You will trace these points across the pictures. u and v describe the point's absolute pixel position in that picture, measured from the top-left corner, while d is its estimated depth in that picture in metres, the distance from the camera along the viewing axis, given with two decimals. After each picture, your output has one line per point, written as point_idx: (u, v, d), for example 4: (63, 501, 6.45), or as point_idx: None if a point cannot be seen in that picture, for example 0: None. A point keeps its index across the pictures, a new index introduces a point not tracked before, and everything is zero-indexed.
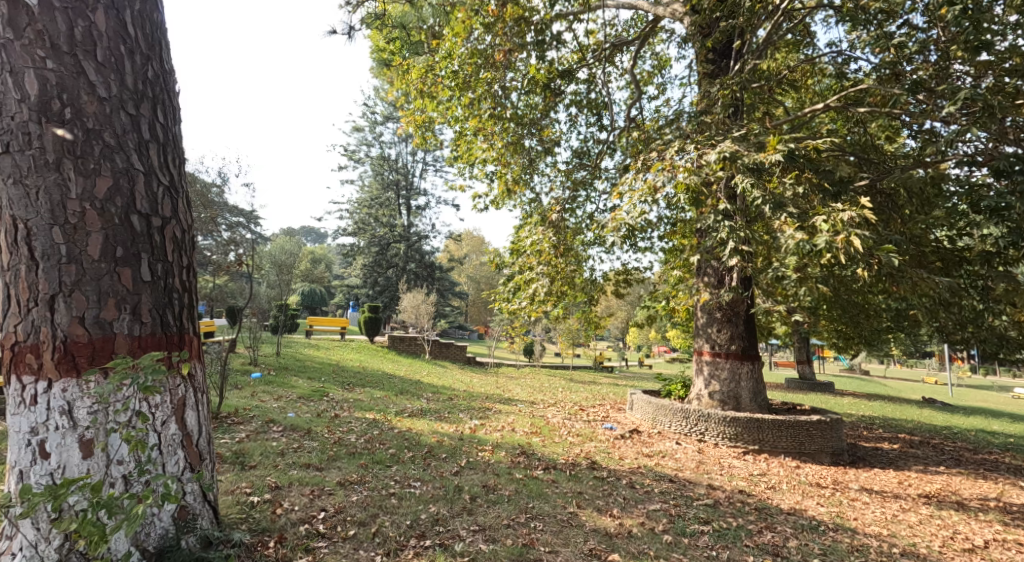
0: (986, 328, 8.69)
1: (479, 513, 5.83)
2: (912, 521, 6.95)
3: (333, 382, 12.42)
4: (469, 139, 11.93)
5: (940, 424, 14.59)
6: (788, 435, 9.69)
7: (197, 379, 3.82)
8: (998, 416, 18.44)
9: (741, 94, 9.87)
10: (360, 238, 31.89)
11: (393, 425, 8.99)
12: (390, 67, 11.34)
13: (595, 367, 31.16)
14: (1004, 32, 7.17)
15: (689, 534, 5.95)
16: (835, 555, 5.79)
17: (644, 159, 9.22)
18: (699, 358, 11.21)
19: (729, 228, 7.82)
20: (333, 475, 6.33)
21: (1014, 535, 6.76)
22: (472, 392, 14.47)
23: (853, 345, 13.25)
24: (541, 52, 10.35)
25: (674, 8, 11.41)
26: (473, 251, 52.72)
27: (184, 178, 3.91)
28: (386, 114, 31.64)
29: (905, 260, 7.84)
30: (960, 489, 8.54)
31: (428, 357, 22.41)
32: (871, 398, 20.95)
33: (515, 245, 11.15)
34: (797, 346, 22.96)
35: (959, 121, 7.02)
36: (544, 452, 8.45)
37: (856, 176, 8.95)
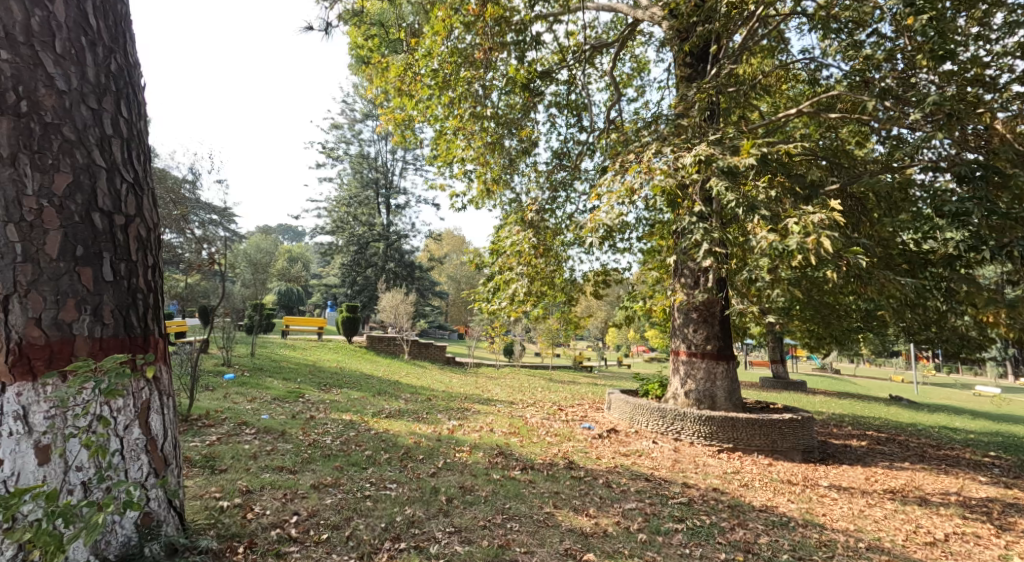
0: (949, 329, 8.95)
1: (456, 515, 5.84)
2: (878, 517, 7.13)
3: (309, 383, 12.29)
4: (449, 138, 11.89)
5: (906, 421, 14.99)
6: (760, 433, 9.87)
7: (162, 381, 3.76)
8: (959, 412, 19.10)
9: (717, 98, 10.02)
10: (338, 237, 31.48)
11: (370, 427, 8.95)
12: (369, 65, 11.23)
13: (574, 367, 31.29)
14: (966, 43, 7.42)
15: (664, 532, 6.02)
16: (804, 551, 5.91)
17: (622, 160, 9.32)
18: (675, 358, 11.35)
19: (704, 229, 7.93)
20: (306, 478, 6.26)
21: (973, 528, 6.97)
22: (451, 393, 14.43)
23: (825, 343, 13.54)
24: (522, 52, 10.37)
25: (652, 12, 11.56)
26: (453, 251, 52.90)
27: (148, 175, 3.85)
28: (366, 112, 31.38)
29: (873, 261, 8.02)
30: (924, 484, 8.77)
31: (406, 358, 22.33)
32: (842, 396, 21.41)
33: (495, 245, 11.13)
34: (771, 346, 23.35)
35: (925, 128, 7.22)
36: (521, 452, 8.48)
37: (826, 180, 9.16)
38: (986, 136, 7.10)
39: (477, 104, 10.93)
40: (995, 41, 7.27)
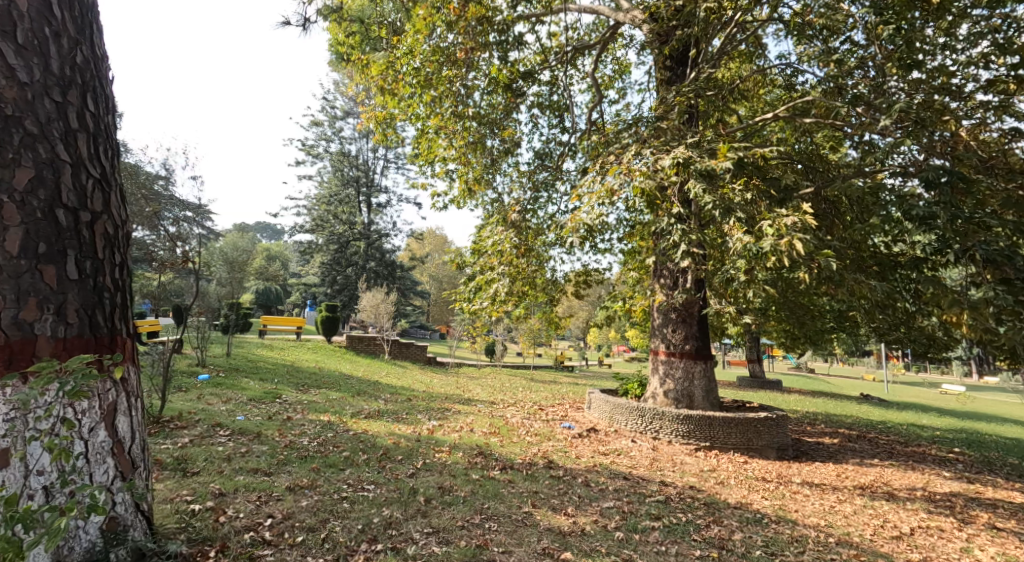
0: (917, 329, 9.20)
1: (434, 515, 5.82)
2: (848, 512, 7.28)
3: (286, 383, 12.14)
4: (431, 137, 11.83)
5: (877, 419, 15.34)
6: (737, 431, 10.01)
7: (130, 382, 3.69)
8: (927, 410, 19.60)
9: (696, 101, 10.14)
10: (318, 235, 31.09)
11: (348, 427, 8.88)
12: (350, 62, 11.09)
13: (554, 367, 31.36)
14: (934, 52, 7.60)
15: (641, 530, 6.08)
16: (776, 546, 6.01)
17: (603, 162, 9.39)
18: (654, 358, 11.46)
19: (682, 231, 8.03)
20: (282, 480, 6.19)
21: (937, 522, 7.15)
22: (431, 393, 14.39)
23: (800, 343, 13.78)
24: (504, 52, 10.37)
25: (633, 15, 11.64)
26: (435, 251, 52.84)
27: (115, 171, 3.77)
28: (347, 109, 31.06)
29: (844, 263, 8.19)
30: (892, 480, 8.98)
31: (387, 357, 22.19)
32: (817, 395, 21.80)
33: (476, 245, 11.12)
34: (748, 345, 23.69)
35: (894, 134, 7.39)
36: (501, 452, 8.47)
37: (801, 183, 9.32)
38: (952, 143, 7.28)
39: (459, 104, 10.90)
40: (961, 51, 7.45)
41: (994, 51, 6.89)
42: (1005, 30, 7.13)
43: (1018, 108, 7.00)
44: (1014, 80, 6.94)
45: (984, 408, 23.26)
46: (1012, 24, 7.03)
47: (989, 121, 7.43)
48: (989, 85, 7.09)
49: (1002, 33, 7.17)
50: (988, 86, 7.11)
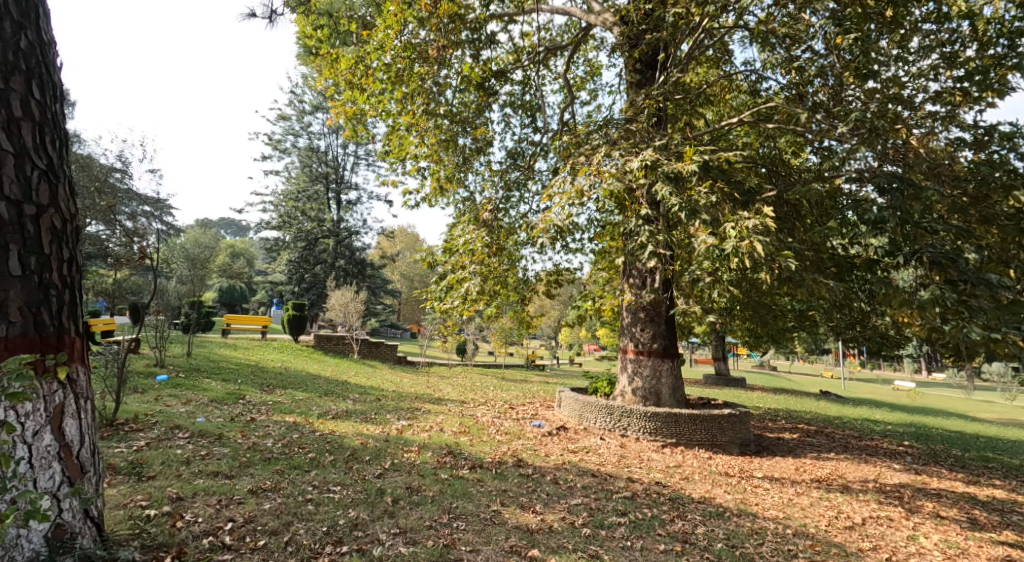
0: (870, 328, 9.54)
1: (401, 516, 5.77)
2: (804, 504, 7.50)
3: (250, 384, 11.85)
4: (402, 134, 11.72)
5: (834, 414, 15.82)
6: (701, 428, 10.20)
7: (80, 383, 3.56)
8: (883, 406, 20.31)
9: (665, 104, 10.28)
10: (285, 232, 30.46)
11: (314, 428, 8.73)
12: (318, 56, 10.87)
13: (526, 366, 31.43)
14: (888, 63, 7.86)
15: (607, 526, 6.14)
16: (737, 539, 6.15)
17: (574, 162, 9.46)
18: (623, 357, 11.58)
19: (650, 232, 8.13)
20: (243, 482, 6.06)
21: (887, 512, 7.43)
22: (401, 392, 14.27)
23: (763, 341, 14.12)
24: (477, 50, 10.34)
25: (605, 18, 11.73)
26: (406, 248, 52.39)
27: (66, 162, 3.63)
28: (315, 103, 30.52)
29: (803, 264, 8.43)
30: (846, 472, 9.29)
31: (356, 357, 21.91)
32: (780, 392, 22.38)
33: (448, 243, 11.03)
34: (714, 345, 24.15)
35: (850, 141, 7.63)
36: (471, 452, 8.44)
37: (764, 187, 9.55)
38: (903, 150, 7.57)
39: (431, 101, 10.83)
40: (913, 63, 7.73)
41: (943, 64, 7.16)
42: (953, 44, 7.43)
43: (964, 118, 7.31)
44: (961, 93, 7.24)
45: (935, 403, 24.23)
46: (960, 38, 7.34)
47: (937, 130, 7.74)
48: (938, 97, 7.37)
49: (951, 47, 7.47)
50: (937, 97, 7.40)
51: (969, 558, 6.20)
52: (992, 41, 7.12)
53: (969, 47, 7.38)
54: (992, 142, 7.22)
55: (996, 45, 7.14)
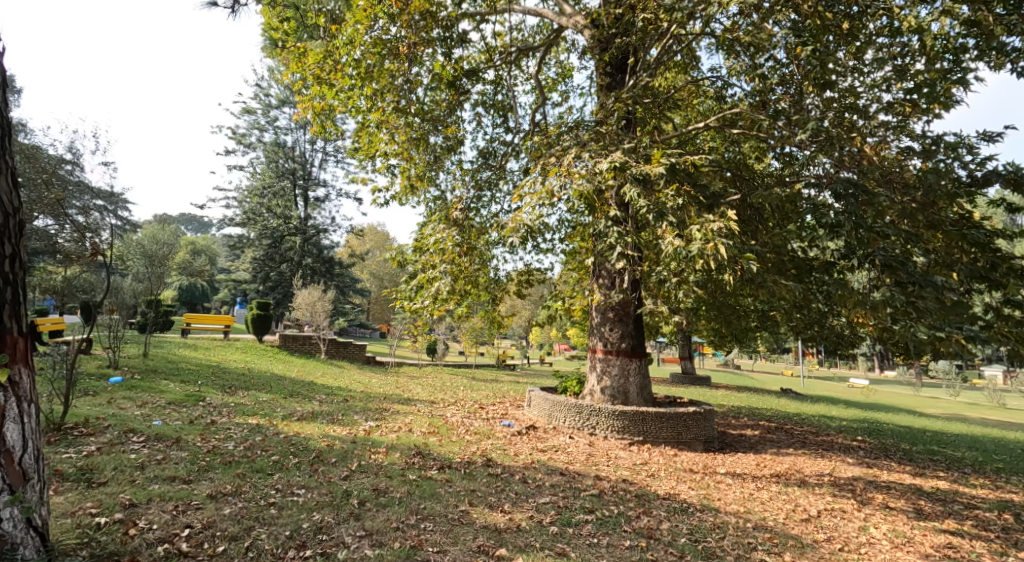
0: (828, 328, 9.83)
1: (367, 518, 5.70)
2: (764, 498, 7.68)
3: (211, 386, 11.54)
4: (372, 131, 11.57)
5: (794, 411, 16.27)
6: (668, 425, 10.36)
7: (22, 386, 3.41)
8: (841, 402, 20.99)
9: (634, 107, 10.40)
10: (250, 229, 29.75)
11: (278, 430, 8.56)
12: (285, 49, 10.63)
13: (496, 365, 31.41)
14: (845, 73, 8.11)
15: (574, 524, 6.18)
16: (699, 534, 6.27)
17: (544, 163, 9.51)
18: (592, 356, 11.68)
19: (618, 233, 8.22)
20: (202, 487, 5.90)
21: (841, 504, 7.67)
22: (370, 393, 14.11)
23: (728, 340, 14.42)
24: (448, 48, 10.28)
25: (576, 20, 11.79)
26: (375, 247, 51.76)
27: (7, 153, 3.46)
28: (282, 98, 29.88)
29: (765, 266, 8.64)
30: (804, 467, 9.55)
31: (323, 357, 21.56)
32: (743, 390, 22.90)
33: (418, 242, 10.92)
34: (681, 344, 24.54)
35: (809, 148, 7.85)
36: (439, 452, 8.39)
37: (728, 191, 9.75)
38: (858, 157, 7.82)
39: (401, 99, 10.74)
40: (868, 74, 7.99)
41: (895, 76, 7.43)
42: (904, 57, 7.71)
43: (914, 129, 7.59)
44: (910, 104, 7.52)
45: (890, 399, 25.12)
46: (910, 52, 7.62)
47: (888, 139, 8.03)
48: (890, 107, 7.64)
49: (902, 59, 7.74)
50: (889, 108, 7.66)
51: (916, 547, 6.45)
52: (939, 55, 7.41)
53: (918, 60, 7.67)
54: (939, 152, 7.51)
55: (944, 59, 7.44)
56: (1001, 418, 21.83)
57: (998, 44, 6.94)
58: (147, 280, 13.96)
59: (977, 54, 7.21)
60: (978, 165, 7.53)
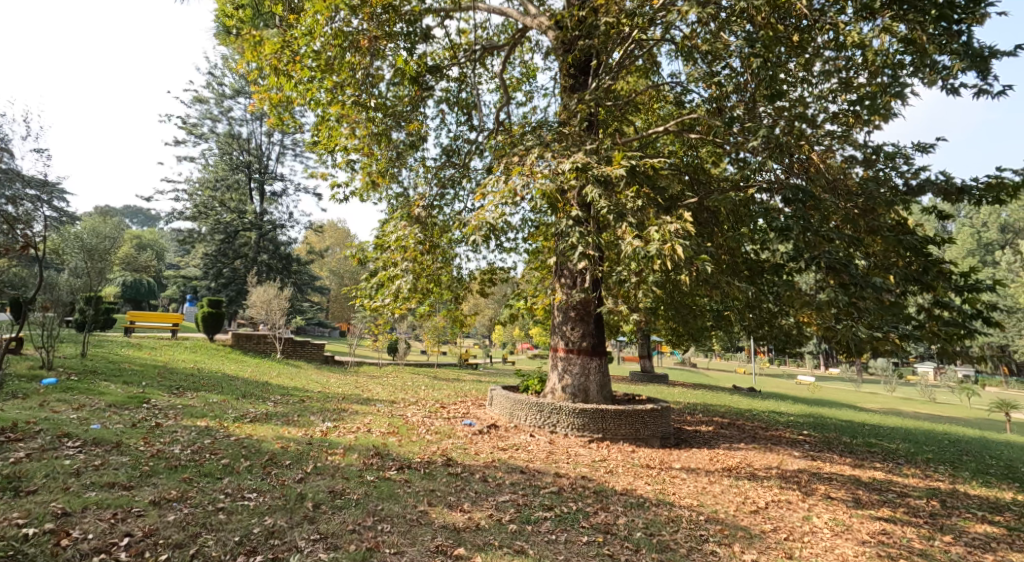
0: (778, 327, 10.14)
1: (321, 521, 5.57)
2: (716, 492, 7.86)
3: (156, 387, 11.07)
4: (332, 125, 11.30)
5: (746, 407, 16.74)
6: (626, 422, 10.50)
7: None
8: (791, 399, 21.72)
9: (597, 109, 10.49)
10: (201, 224, 28.68)
11: (229, 433, 8.28)
12: (238, 37, 10.25)
13: (458, 364, 31.26)
14: (795, 84, 8.37)
15: (533, 521, 6.19)
16: (655, 527, 6.36)
17: (507, 162, 9.51)
18: (553, 355, 11.72)
19: (580, 233, 8.27)
20: (144, 493, 5.66)
21: (788, 495, 7.92)
22: (327, 393, 13.81)
23: (685, 339, 14.73)
24: (412, 43, 10.14)
25: (540, 21, 11.81)
26: (335, 244, 50.74)
27: None
28: (237, 88, 28.93)
29: (720, 267, 8.84)
30: (754, 461, 9.83)
31: (279, 357, 20.98)
32: (699, 387, 23.42)
33: (379, 239, 10.68)
34: (640, 342, 24.92)
35: (760, 154, 8.06)
36: (398, 452, 8.28)
37: (685, 194, 9.95)
38: (806, 165, 8.09)
39: (363, 93, 10.53)
40: (816, 85, 8.26)
41: (840, 88, 7.71)
42: (848, 70, 8.00)
43: (856, 139, 7.90)
44: (853, 115, 7.82)
45: (837, 396, 26.14)
46: (853, 66, 7.91)
47: (834, 148, 8.32)
48: (836, 117, 7.92)
49: (847, 72, 8.03)
50: (835, 118, 7.94)
51: (854, 533, 6.72)
52: (879, 70, 7.73)
53: (861, 74, 7.98)
54: (879, 161, 7.84)
55: (883, 74, 7.76)
56: (935, 412, 23.02)
57: (931, 61, 7.26)
58: (84, 276, 13.13)
59: (913, 70, 7.55)
60: (914, 174, 7.89)
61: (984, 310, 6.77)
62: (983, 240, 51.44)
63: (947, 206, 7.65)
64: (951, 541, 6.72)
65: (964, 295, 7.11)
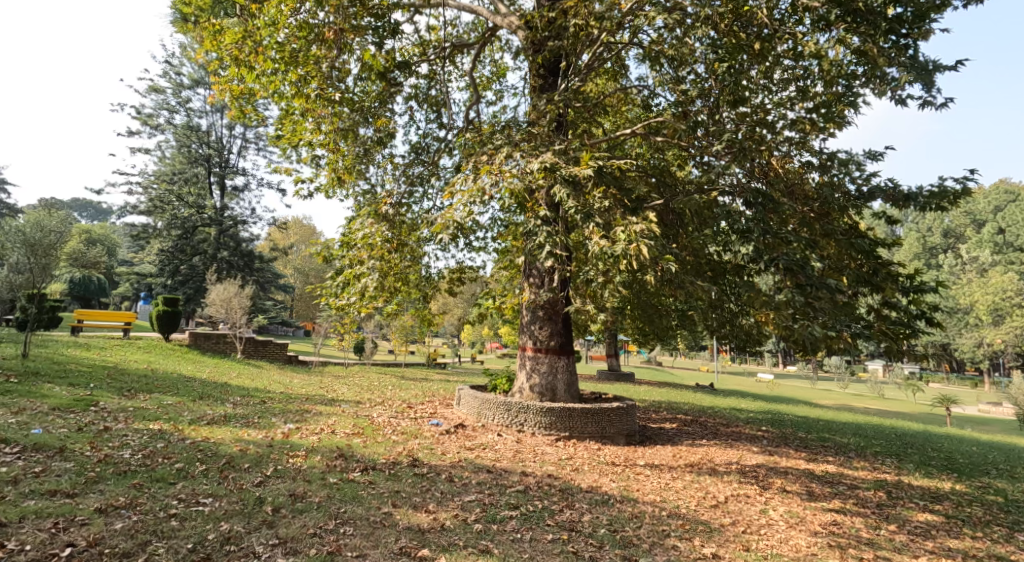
0: (740, 327, 10.35)
1: (281, 525, 5.41)
2: (678, 487, 7.96)
3: (105, 389, 10.60)
4: (297, 119, 11.03)
5: (709, 405, 17.07)
6: (593, 421, 10.55)
7: None
8: (752, 396, 22.26)
9: (565, 110, 10.51)
10: (156, 218, 27.72)
11: (184, 436, 7.99)
12: (196, 26, 9.89)
13: (426, 364, 31.01)
14: (756, 90, 8.53)
15: (499, 520, 6.15)
16: (619, 524, 6.39)
17: (476, 161, 9.44)
18: (522, 354, 11.70)
19: (547, 233, 8.26)
20: (90, 500, 5.40)
21: (747, 489, 8.09)
22: (290, 394, 13.49)
23: (651, 338, 14.91)
24: (380, 38, 9.95)
25: (510, 20, 11.75)
26: (300, 241, 49.75)
27: None
28: (196, 79, 28.06)
29: (684, 268, 8.96)
30: (715, 456, 10.01)
31: (240, 357, 20.43)
32: (665, 385, 23.77)
33: (345, 237, 10.45)
34: (608, 341, 25.15)
35: (723, 158, 8.19)
36: (363, 453, 8.14)
37: (651, 195, 10.06)
38: (766, 170, 8.25)
39: (329, 87, 10.30)
40: (776, 92, 8.44)
41: (798, 96, 7.89)
42: (805, 79, 8.19)
43: (813, 145, 8.10)
44: (810, 123, 8.00)
45: (796, 393, 26.90)
46: (810, 75, 8.10)
47: (792, 154, 8.51)
48: (794, 124, 8.11)
49: (804, 81, 8.22)
50: (793, 125, 8.13)
51: (807, 525, 6.89)
52: (834, 79, 7.93)
53: (818, 83, 8.18)
54: (833, 167, 8.05)
55: (838, 83, 7.97)
56: (881, 407, 24.02)
57: (881, 72, 7.49)
58: (26, 271, 12.66)
59: (865, 81, 7.77)
60: (865, 181, 8.13)
61: (928, 310, 7.03)
62: (929, 244, 53.87)
63: (895, 212, 7.91)
64: (895, 529, 6.95)
65: (911, 295, 7.37)
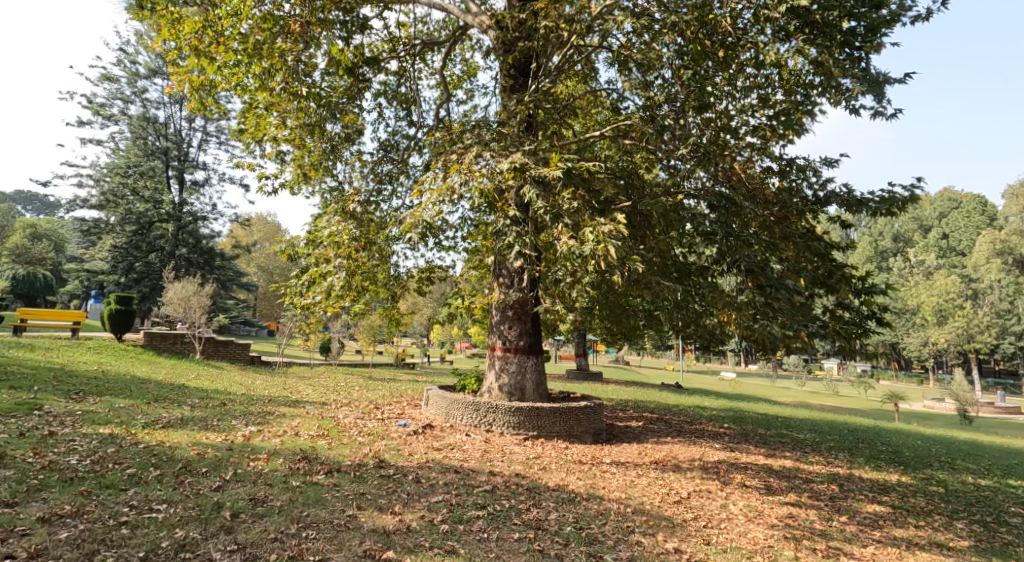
0: (703, 327, 10.50)
1: (240, 530, 5.23)
2: (643, 484, 8.02)
3: (52, 391, 10.11)
4: (261, 113, 10.72)
5: (674, 403, 17.31)
6: (561, 420, 10.55)
7: None
8: (715, 394, 22.71)
9: (535, 110, 10.49)
10: (109, 213, 26.69)
11: (137, 440, 7.67)
12: (153, 14, 9.51)
13: (394, 364, 30.68)
14: (720, 96, 8.66)
15: (465, 520, 6.07)
16: (585, 521, 6.39)
17: (445, 159, 9.33)
18: (491, 354, 11.63)
19: (516, 232, 8.21)
20: (32, 509, 5.12)
21: (709, 485, 8.20)
22: (252, 395, 13.14)
23: (619, 338, 15.03)
24: (348, 32, 9.74)
25: (481, 19, 11.68)
26: (264, 238, 48.65)
27: None
28: (154, 69, 27.16)
29: (651, 269, 9.04)
30: (678, 453, 10.13)
31: (199, 358, 19.82)
32: (632, 384, 24.03)
33: (311, 234, 10.21)
34: (577, 342, 25.29)
35: (688, 161, 8.28)
36: (327, 456, 7.96)
37: (618, 197, 10.12)
38: (729, 174, 8.38)
39: (295, 81, 10.04)
40: (739, 98, 8.58)
41: (760, 103, 8.05)
42: (766, 87, 8.35)
43: (773, 151, 8.27)
44: (770, 129, 8.17)
45: (757, 391, 27.54)
46: (771, 83, 8.26)
47: (754, 159, 8.66)
48: (756, 130, 8.26)
49: (765, 89, 8.38)
50: (755, 131, 8.28)
51: (765, 518, 7.01)
52: (794, 88, 8.10)
53: (777, 91, 8.35)
54: (793, 172, 8.23)
55: (797, 92, 8.16)
56: (837, 404, 24.80)
57: (836, 83, 7.70)
58: None
59: (822, 90, 7.97)
60: (822, 186, 8.34)
61: (880, 310, 7.25)
62: (884, 247, 55.92)
63: (849, 217, 8.13)
64: (847, 521, 7.15)
65: (865, 296, 7.58)
